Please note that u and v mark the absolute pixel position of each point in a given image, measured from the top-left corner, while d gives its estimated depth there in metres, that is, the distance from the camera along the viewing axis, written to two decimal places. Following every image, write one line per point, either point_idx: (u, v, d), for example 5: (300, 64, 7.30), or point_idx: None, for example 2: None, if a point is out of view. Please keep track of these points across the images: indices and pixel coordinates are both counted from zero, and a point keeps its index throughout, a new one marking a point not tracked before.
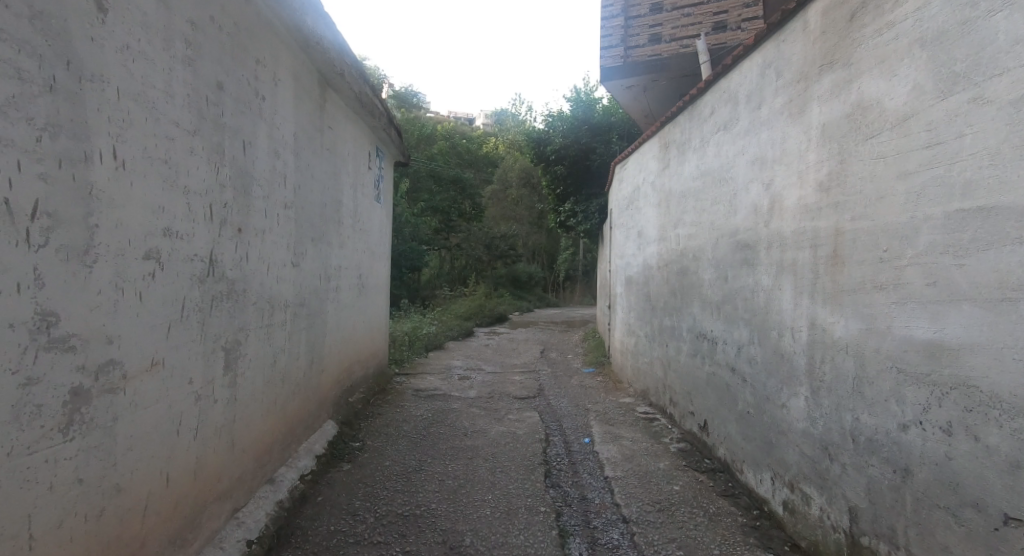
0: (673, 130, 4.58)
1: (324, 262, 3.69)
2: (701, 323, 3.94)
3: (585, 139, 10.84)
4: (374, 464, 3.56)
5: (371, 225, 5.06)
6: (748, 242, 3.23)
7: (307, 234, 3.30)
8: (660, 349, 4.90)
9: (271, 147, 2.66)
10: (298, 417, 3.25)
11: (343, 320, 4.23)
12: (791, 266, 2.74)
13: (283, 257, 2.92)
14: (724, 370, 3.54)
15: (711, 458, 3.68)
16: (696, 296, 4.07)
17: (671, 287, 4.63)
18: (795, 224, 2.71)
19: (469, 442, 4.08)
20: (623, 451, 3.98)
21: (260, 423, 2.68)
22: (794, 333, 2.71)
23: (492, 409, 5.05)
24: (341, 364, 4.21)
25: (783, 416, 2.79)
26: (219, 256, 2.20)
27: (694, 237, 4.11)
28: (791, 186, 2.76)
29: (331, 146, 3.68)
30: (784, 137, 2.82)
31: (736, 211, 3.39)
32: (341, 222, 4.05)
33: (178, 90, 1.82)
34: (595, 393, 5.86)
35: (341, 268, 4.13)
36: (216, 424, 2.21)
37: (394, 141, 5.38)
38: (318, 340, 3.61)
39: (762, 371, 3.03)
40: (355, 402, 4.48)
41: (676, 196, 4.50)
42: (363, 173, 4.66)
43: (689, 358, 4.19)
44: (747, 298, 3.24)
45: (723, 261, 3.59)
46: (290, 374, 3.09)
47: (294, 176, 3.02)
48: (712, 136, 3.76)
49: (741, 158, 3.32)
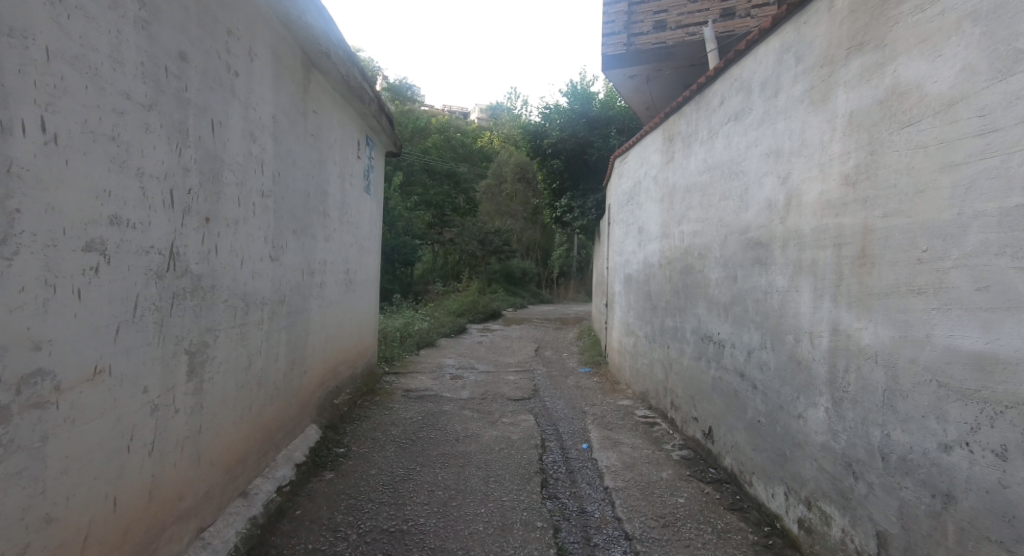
0: (679, 121, 4.36)
1: (307, 256, 3.44)
2: (707, 325, 3.74)
3: (583, 133, 10.60)
4: (359, 472, 3.34)
5: (360, 218, 4.82)
6: (761, 240, 3.02)
7: (288, 225, 3.06)
8: (661, 350, 4.69)
9: (245, 129, 2.43)
10: (278, 423, 3.03)
11: (328, 318, 4.00)
12: (810, 266, 2.53)
13: (260, 251, 2.68)
14: (732, 375, 3.33)
15: (717, 468, 3.48)
16: (702, 296, 3.86)
17: (674, 286, 4.42)
18: (816, 221, 2.50)
19: (461, 448, 3.87)
20: (623, 458, 3.78)
21: (232, 432, 2.46)
22: (813, 339, 2.50)
23: (485, 411, 4.84)
24: (325, 364, 3.97)
25: (799, 427, 2.58)
26: (181, 249, 1.97)
27: (700, 234, 3.90)
28: (810, 179, 2.54)
29: (316, 131, 3.43)
30: (803, 127, 2.61)
31: (748, 206, 3.17)
32: (327, 213, 3.81)
33: (130, 57, 1.60)
34: (592, 394, 5.65)
35: (326, 262, 3.89)
36: (178, 436, 1.99)
37: (384, 130, 5.13)
38: (300, 340, 3.38)
39: (775, 378, 2.82)
40: (340, 404, 4.25)
41: (681, 191, 4.29)
42: (352, 162, 4.40)
43: (694, 360, 3.98)
44: (759, 300, 3.03)
45: (732, 260, 3.38)
46: (267, 377, 2.86)
47: (273, 162, 2.78)
48: (722, 127, 3.54)
49: (754, 150, 3.11)
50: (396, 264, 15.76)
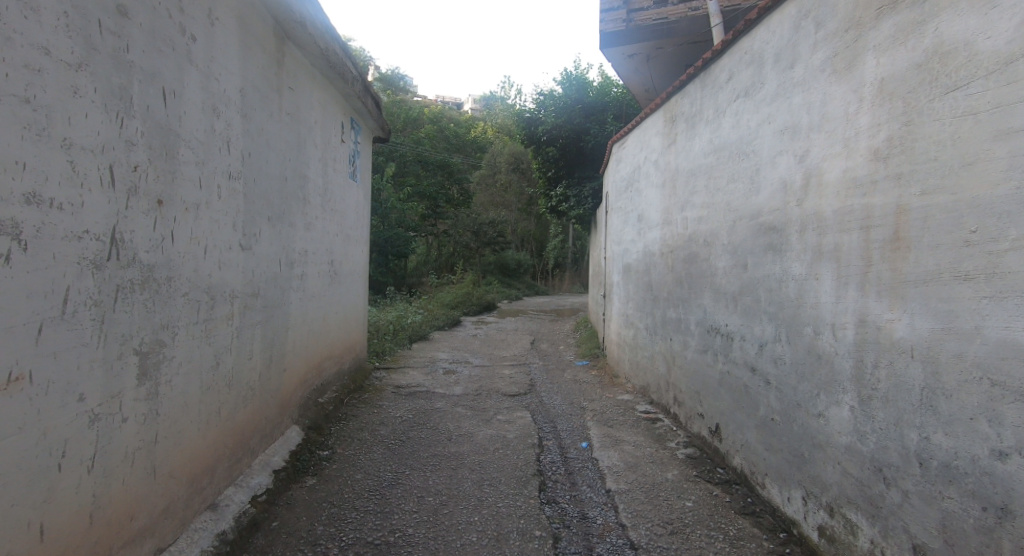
0: (681, 101, 4.13)
1: (284, 245, 3.19)
2: (714, 316, 3.52)
3: (578, 119, 10.32)
4: (343, 478, 3.11)
5: (345, 207, 4.56)
6: (775, 225, 2.79)
7: (260, 211, 2.81)
8: (664, 343, 4.47)
9: (204, 102, 2.18)
10: (252, 426, 2.79)
11: (309, 312, 3.75)
12: (833, 250, 2.30)
13: (226, 238, 2.43)
14: (742, 370, 3.11)
15: (726, 468, 3.26)
16: (708, 285, 3.63)
17: (678, 276, 4.19)
18: (839, 201, 2.26)
19: (453, 449, 3.64)
20: (625, 459, 3.56)
21: (195, 439, 2.23)
22: (835, 331, 2.27)
23: (479, 408, 4.60)
24: (307, 361, 3.72)
25: (819, 427, 2.36)
26: (127, 234, 1.73)
27: (706, 220, 3.67)
28: (833, 155, 2.30)
29: (291, 111, 3.17)
30: (824, 98, 2.37)
31: (761, 187, 2.95)
32: (306, 201, 3.55)
33: (44, 6, 1.38)
34: (590, 389, 5.43)
35: (307, 252, 3.64)
36: (127, 447, 1.76)
37: (370, 114, 4.86)
38: (277, 335, 3.14)
39: (791, 373, 2.60)
40: (325, 404, 4.01)
41: (684, 176, 4.06)
42: (334, 146, 4.14)
43: (699, 354, 3.77)
44: (773, 290, 2.81)
45: (742, 247, 3.16)
46: (238, 376, 2.62)
47: (240, 141, 2.53)
48: (729, 105, 3.31)
49: (767, 127, 2.87)
50: (389, 256, 15.52)
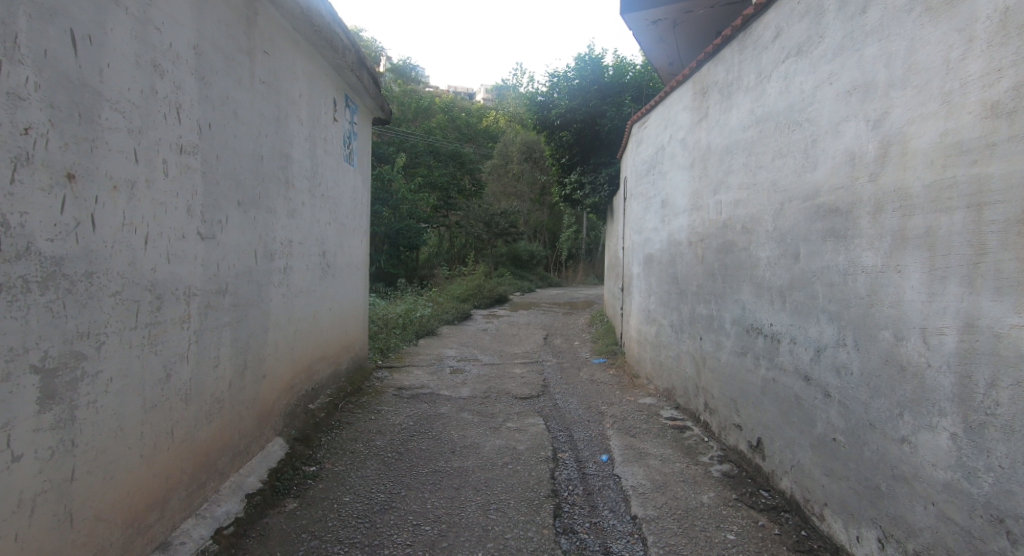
0: (715, 69, 3.65)
1: (261, 235, 2.79)
2: (756, 314, 3.07)
3: (594, 102, 9.80)
4: (329, 501, 2.72)
5: (338, 192, 4.15)
6: (839, 207, 2.32)
7: (227, 194, 2.40)
8: (692, 343, 4.01)
9: (141, 56, 1.77)
10: (220, 444, 2.40)
11: (296, 310, 3.34)
12: (923, 235, 1.84)
13: (180, 225, 2.04)
14: (793, 378, 2.67)
15: (771, 491, 2.81)
16: (748, 278, 3.18)
17: (709, 268, 3.73)
18: (932, 173, 1.81)
19: (456, 464, 3.23)
20: (652, 477, 3.12)
21: (141, 468, 1.85)
22: (925, 336, 1.82)
23: (486, 414, 4.18)
24: (293, 364, 3.32)
25: (900, 455, 1.92)
26: (11, 218, 1.35)
27: (746, 204, 3.20)
28: (924, 116, 1.85)
29: (267, 79, 2.76)
30: (912, 45, 1.90)
31: (817, 162, 2.49)
32: (289, 184, 3.14)
33: None
34: (608, 391, 4.99)
35: (292, 243, 3.23)
36: (19, 494, 1.39)
37: (367, 90, 4.43)
38: (254, 338, 2.75)
39: (860, 386, 2.15)
40: (316, 411, 3.62)
41: (717, 154, 3.59)
42: (325, 123, 3.72)
43: (735, 356, 3.32)
44: (833, 284, 2.36)
45: (793, 234, 2.70)
46: (200, 388, 2.23)
47: (198, 109, 2.13)
48: (777, 67, 2.84)
49: (828, 88, 2.40)
50: (400, 247, 15.23)
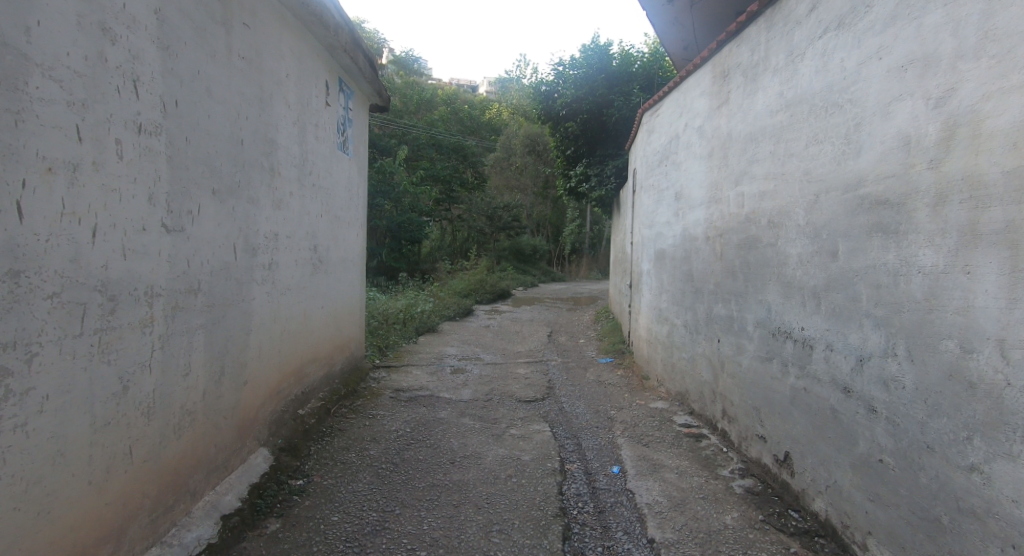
0: (737, 50, 3.37)
1: (241, 228, 2.52)
2: (784, 316, 2.81)
3: (600, 91, 9.48)
4: (316, 521, 2.47)
5: (332, 182, 3.88)
6: (888, 198, 2.06)
7: (200, 182, 2.14)
8: (709, 345, 3.74)
9: (86, 16, 1.51)
10: (192, 461, 2.15)
11: (283, 309, 3.08)
12: (1002, 232, 1.60)
13: (140, 215, 1.77)
14: (829, 389, 2.41)
15: (801, 512, 2.57)
16: (774, 277, 2.92)
17: (729, 266, 3.46)
18: (1016, 157, 1.57)
19: (456, 477, 2.97)
20: (669, 494, 2.87)
21: (90, 496, 1.59)
22: (1004, 349, 1.58)
23: (489, 419, 3.93)
24: (280, 368, 3.06)
25: (968, 486, 1.68)
26: None
27: (773, 195, 2.94)
28: (1005, 91, 1.60)
29: (248, 54, 2.49)
30: (990, 8, 1.64)
31: (862, 148, 2.22)
32: (275, 172, 2.88)
33: None
34: (617, 394, 4.74)
35: (278, 237, 2.97)
36: None
37: (363, 74, 4.16)
38: (234, 341, 2.49)
39: (915, 402, 1.90)
40: (306, 417, 3.37)
41: (740, 142, 3.32)
42: (316, 107, 3.45)
43: (759, 362, 3.06)
44: (880, 286, 2.10)
45: (830, 229, 2.43)
46: (167, 399, 1.97)
47: (163, 83, 1.86)
48: (813, 42, 2.57)
49: (876, 64, 2.13)
50: (401, 240, 14.97)
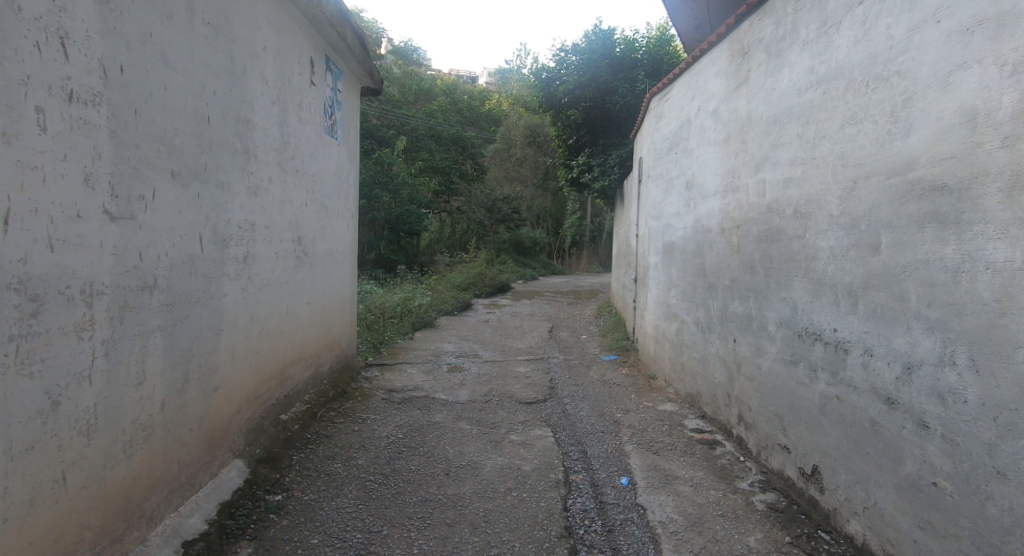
0: (759, 24, 3.09)
1: (209, 215, 2.25)
2: (813, 315, 2.54)
3: (604, 78, 9.17)
4: (292, 545, 2.21)
5: (318, 168, 3.60)
6: (947, 183, 1.79)
7: (157, 162, 1.88)
8: (724, 345, 3.48)
9: None
10: (148, 481, 1.89)
11: (261, 306, 2.81)
12: None
13: (72, 200, 1.50)
14: (868, 399, 2.15)
15: (833, 534, 2.31)
16: (801, 272, 2.65)
17: (747, 260, 3.19)
18: None
19: (451, 491, 2.71)
20: (684, 510, 2.61)
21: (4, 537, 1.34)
22: None
23: (487, 423, 3.67)
24: (258, 371, 2.79)
25: None
26: None
27: (800, 182, 2.67)
28: None
29: (215, 20, 2.22)
30: None
31: (912, 127, 1.96)
32: (250, 155, 2.60)
33: None
34: (622, 395, 4.48)
35: (255, 227, 2.70)
36: None
37: (353, 52, 3.87)
38: (202, 343, 2.22)
39: (981, 419, 1.65)
40: (289, 423, 3.10)
41: (761, 125, 3.04)
42: (299, 85, 3.17)
43: (782, 365, 2.80)
44: (934, 285, 1.84)
45: (869, 220, 2.16)
46: (116, 413, 1.71)
47: (102, 44, 1.59)
48: (852, 8, 2.29)
49: (932, 29, 1.87)
50: (400, 233, 14.70)
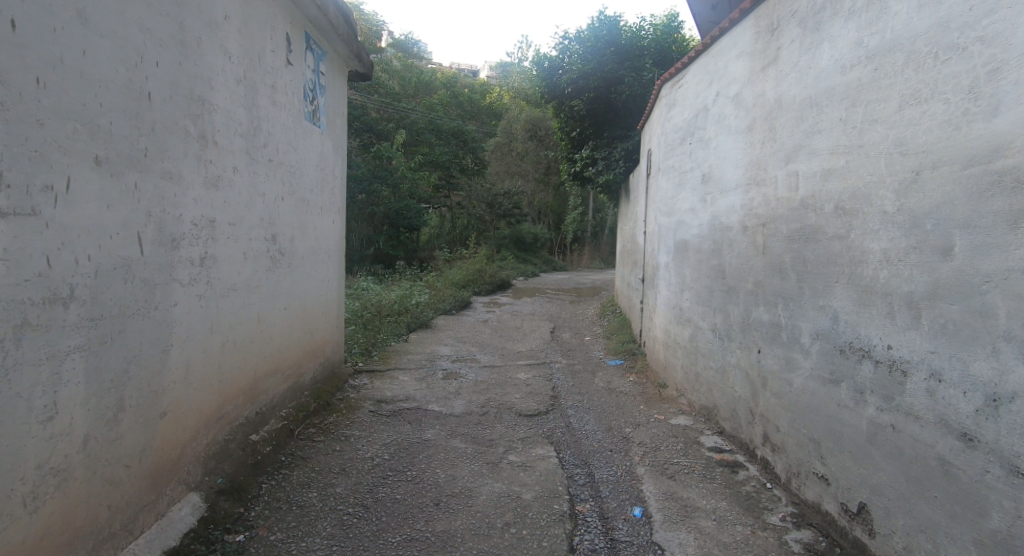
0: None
1: (153, 209, 1.91)
2: (859, 328, 2.19)
3: (609, 67, 8.78)
4: None
5: (297, 157, 3.24)
6: None
7: (75, 145, 1.54)
8: (745, 356, 3.13)
9: None
10: (65, 534, 1.56)
11: (224, 315, 2.45)
12: None
13: None
14: (934, 432, 1.80)
15: None
16: (844, 278, 2.29)
17: (775, 262, 2.84)
18: None
19: (439, 527, 2.36)
20: (709, 552, 2.26)
21: None
22: None
23: (484, 440, 3.32)
24: (220, 388, 2.44)
25: None
26: None
27: (843, 174, 2.31)
28: None
29: None
30: None
31: (999, 105, 1.61)
32: (209, 140, 2.26)
33: None
34: (630, 406, 4.13)
35: (215, 223, 2.35)
36: None
37: (336, 29, 3.50)
38: (144, 362, 1.88)
39: None
40: (259, 444, 2.75)
41: (793, 110, 2.68)
42: (272, 61, 2.80)
43: (818, 383, 2.45)
44: None
45: (935, 218, 1.81)
46: (7, 461, 1.37)
47: None
48: None
49: None
50: (399, 228, 14.33)
